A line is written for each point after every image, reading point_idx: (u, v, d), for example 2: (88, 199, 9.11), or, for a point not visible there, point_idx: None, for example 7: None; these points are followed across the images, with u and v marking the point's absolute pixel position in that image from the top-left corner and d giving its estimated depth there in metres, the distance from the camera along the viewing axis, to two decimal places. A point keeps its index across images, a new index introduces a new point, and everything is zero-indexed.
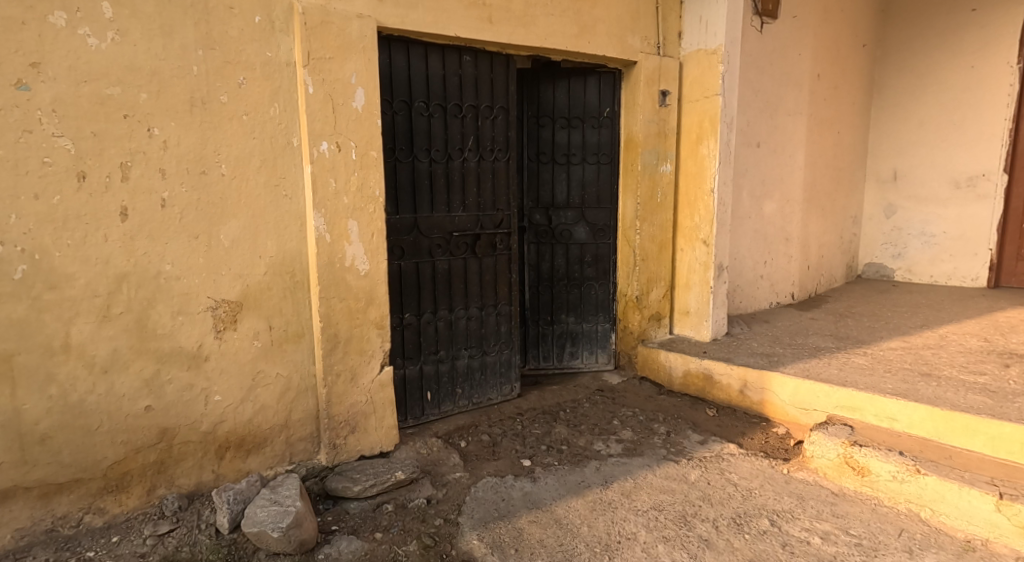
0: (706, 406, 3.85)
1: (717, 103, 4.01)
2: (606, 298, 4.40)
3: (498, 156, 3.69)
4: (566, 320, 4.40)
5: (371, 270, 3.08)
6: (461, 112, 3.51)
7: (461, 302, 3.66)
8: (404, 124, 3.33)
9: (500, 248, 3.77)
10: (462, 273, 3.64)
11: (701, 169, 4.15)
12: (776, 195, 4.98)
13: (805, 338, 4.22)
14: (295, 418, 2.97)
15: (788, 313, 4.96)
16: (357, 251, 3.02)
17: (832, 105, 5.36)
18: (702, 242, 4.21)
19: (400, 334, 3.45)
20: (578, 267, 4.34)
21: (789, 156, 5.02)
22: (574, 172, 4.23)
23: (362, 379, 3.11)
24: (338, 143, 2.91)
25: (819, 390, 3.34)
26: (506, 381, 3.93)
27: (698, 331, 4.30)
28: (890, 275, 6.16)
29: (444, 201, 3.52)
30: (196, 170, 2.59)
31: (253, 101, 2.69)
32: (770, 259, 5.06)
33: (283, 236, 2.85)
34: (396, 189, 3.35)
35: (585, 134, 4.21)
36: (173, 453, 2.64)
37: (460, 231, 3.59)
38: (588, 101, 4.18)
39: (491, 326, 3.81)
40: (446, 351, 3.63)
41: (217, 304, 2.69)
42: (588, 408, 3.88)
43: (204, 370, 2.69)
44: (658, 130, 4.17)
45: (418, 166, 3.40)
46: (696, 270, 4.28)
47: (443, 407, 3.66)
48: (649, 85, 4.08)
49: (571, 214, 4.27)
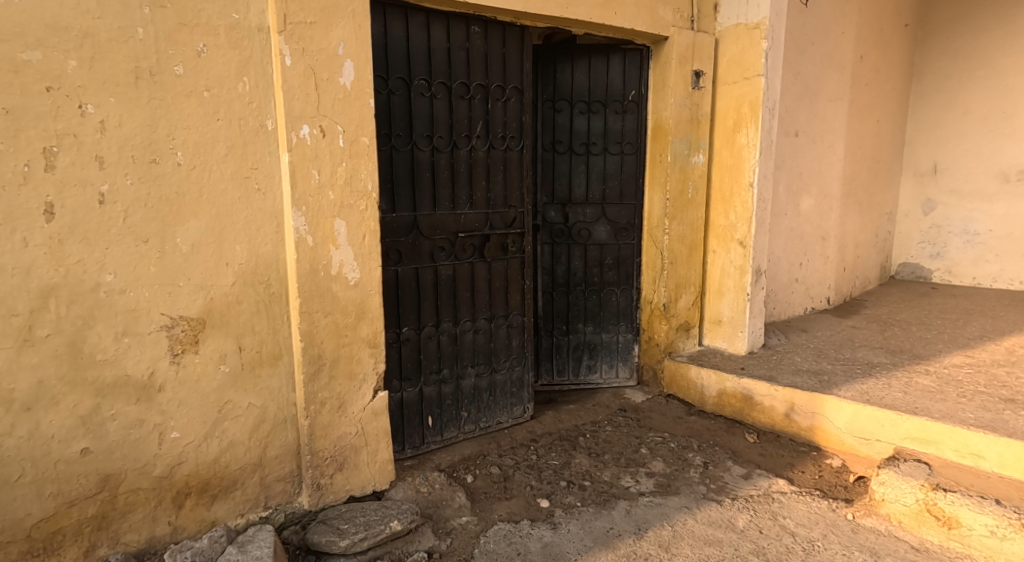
0: (744, 430, 3.38)
1: (759, 85, 3.51)
2: (627, 305, 3.93)
3: (510, 144, 3.21)
4: (584, 330, 3.94)
5: (362, 279, 2.61)
6: (468, 92, 3.02)
7: (468, 313, 3.18)
8: (403, 106, 2.83)
9: (513, 251, 3.30)
10: (469, 279, 3.16)
11: (739, 160, 3.66)
12: (814, 190, 4.50)
13: (853, 350, 3.75)
14: (270, 455, 2.50)
15: (826, 320, 4.49)
16: (345, 255, 2.54)
17: (874, 91, 4.87)
18: (737, 243, 3.74)
19: (397, 351, 2.96)
20: (598, 270, 3.87)
21: (829, 147, 4.53)
22: (594, 164, 3.76)
23: (351, 408, 2.64)
24: (322, 127, 2.42)
25: (884, 419, 2.86)
26: (519, 402, 3.46)
27: (731, 343, 3.83)
28: (927, 277, 5.69)
29: (448, 197, 3.03)
30: (145, 158, 2.10)
31: (216, 74, 2.20)
32: (805, 260, 4.58)
33: (255, 239, 2.37)
34: (393, 182, 2.85)
35: (608, 121, 3.74)
36: (119, 504, 2.17)
37: (467, 232, 3.11)
38: (611, 83, 3.70)
39: (502, 339, 3.33)
40: (450, 370, 3.15)
41: (173, 322, 2.22)
42: (610, 433, 3.41)
43: (158, 403, 2.21)
44: (690, 117, 3.68)
45: (418, 156, 2.91)
46: (731, 274, 3.80)
47: (447, 434, 3.18)
48: (681, 65, 3.59)
49: (590, 211, 3.80)
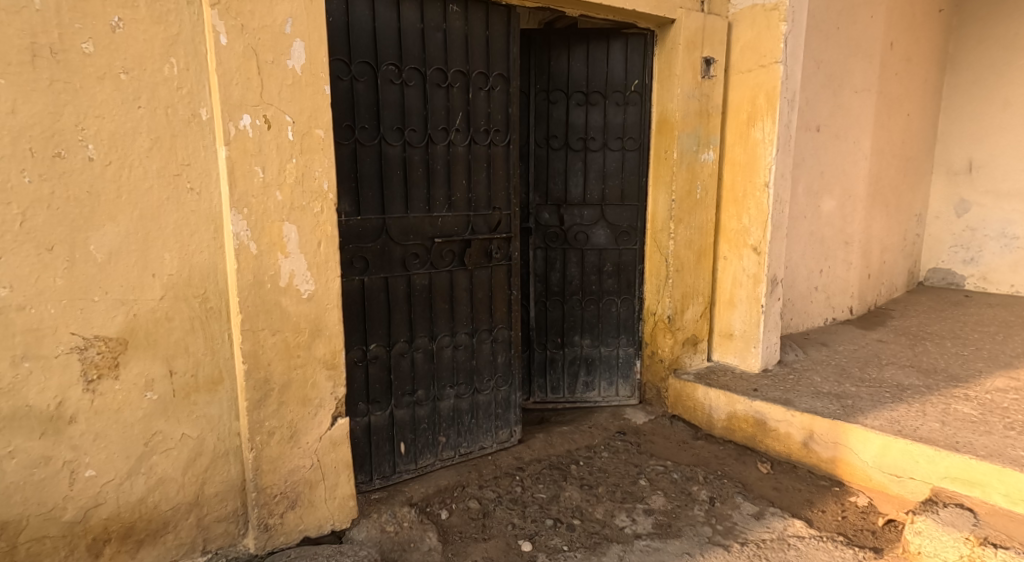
0: (757, 459, 3.01)
1: (777, 73, 3.14)
2: (629, 317, 3.58)
3: (495, 139, 2.87)
4: (581, 343, 3.60)
5: (317, 292, 2.29)
6: (446, 80, 2.69)
7: (447, 327, 2.85)
8: (370, 95, 2.50)
9: (498, 257, 2.95)
10: (447, 289, 2.83)
11: (753, 158, 3.29)
12: (836, 190, 4.11)
13: (881, 369, 3.36)
14: (209, 493, 2.18)
15: (849, 332, 4.10)
16: (296, 265, 2.22)
17: (903, 82, 4.46)
18: (751, 249, 3.37)
19: (363, 371, 2.64)
20: (596, 278, 3.54)
21: (853, 142, 4.13)
22: (592, 161, 3.42)
23: (304, 438, 2.32)
24: (266, 117, 2.10)
25: (919, 454, 2.49)
26: (505, 425, 3.12)
27: (743, 360, 3.47)
28: (959, 283, 5.28)
29: (423, 198, 2.70)
30: (46, 152, 1.79)
31: (136, 54, 1.89)
32: (826, 267, 4.20)
33: (187, 247, 2.05)
34: (357, 180, 2.52)
35: (607, 113, 3.39)
36: (20, 555, 1.88)
37: (445, 237, 2.78)
38: (611, 71, 3.35)
39: (486, 356, 3.00)
40: (425, 391, 2.83)
41: (87, 343, 1.91)
42: (606, 460, 3.06)
43: (67, 437, 1.90)
44: (700, 109, 3.30)
45: (387, 152, 2.58)
46: (743, 284, 3.43)
47: (422, 461, 2.86)
48: (689, 51, 3.22)
49: (588, 213, 3.46)
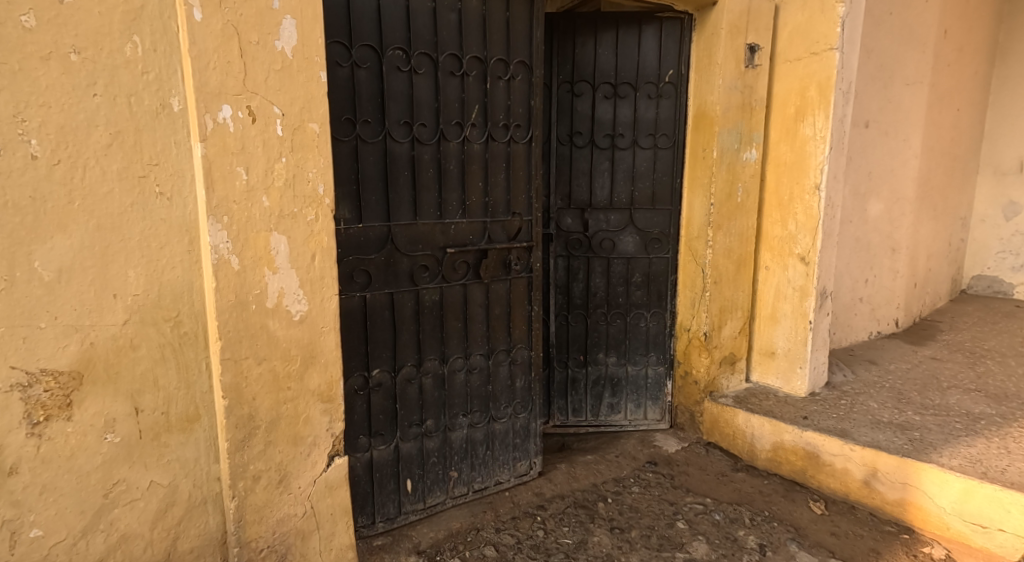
0: (809, 498, 2.67)
1: (833, 62, 2.79)
2: (659, 332, 3.24)
3: (516, 135, 2.54)
4: (605, 360, 3.28)
5: (311, 315, 1.96)
6: (461, 68, 2.36)
7: (460, 348, 2.53)
8: (373, 84, 2.17)
9: (518, 269, 2.62)
10: (460, 306, 2.50)
11: (802, 157, 2.94)
12: (884, 192, 3.75)
13: (943, 393, 3.01)
14: (183, 550, 1.86)
15: (898, 348, 3.75)
16: (286, 282, 1.90)
17: (955, 75, 4.09)
18: (798, 259, 3.03)
19: (365, 401, 2.31)
20: (623, 289, 3.21)
21: (903, 140, 3.77)
22: (621, 160, 3.09)
23: (295, 482, 2.00)
24: (250, 109, 1.77)
25: (1011, 504, 2.15)
26: (524, 456, 2.79)
27: (787, 381, 3.12)
28: (1007, 292, 4.91)
29: (434, 202, 2.38)
30: None
31: (90, 30, 1.57)
32: (871, 276, 3.84)
33: (156, 262, 1.73)
34: (359, 182, 2.19)
35: (638, 107, 3.05)
36: None
37: (459, 246, 2.45)
38: (643, 61, 3.01)
39: (503, 379, 2.67)
40: (435, 421, 2.50)
41: (31, 380, 1.58)
42: (638, 496, 2.73)
43: (8, 493, 1.58)
44: (742, 102, 2.96)
45: (393, 150, 2.25)
46: (788, 297, 3.08)
47: (430, 500, 2.53)
48: (732, 37, 2.88)
49: (615, 218, 3.13)
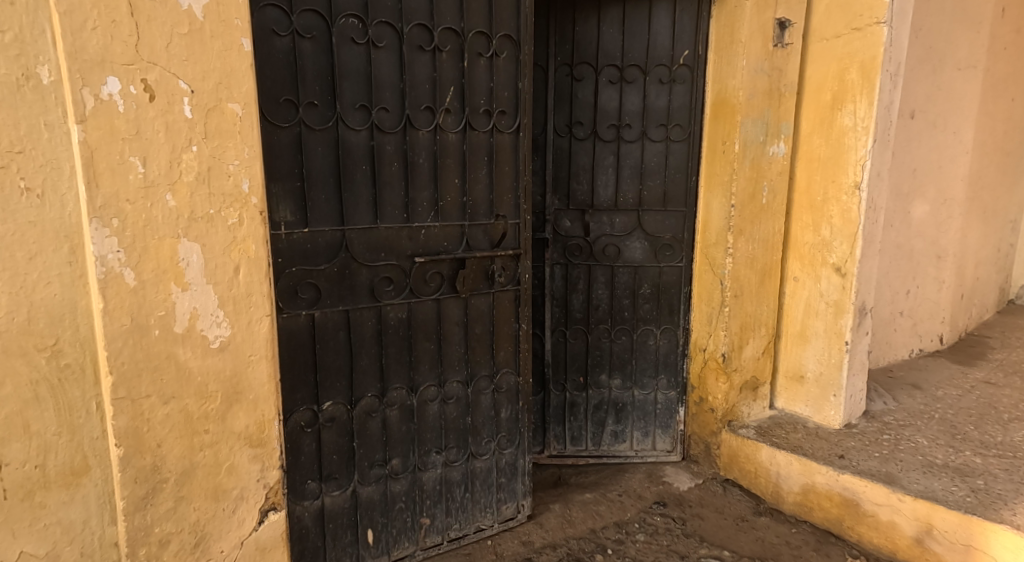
0: (847, 554, 2.25)
1: (879, 38, 2.36)
2: (670, 351, 2.84)
3: (501, 122, 2.14)
4: (608, 383, 2.88)
5: (234, 341, 1.59)
6: (432, 41, 1.97)
7: (433, 374, 2.14)
8: (321, 58, 1.79)
9: (503, 281, 2.22)
10: (433, 325, 2.12)
11: (839, 151, 2.52)
12: (929, 192, 3.31)
13: (1006, 428, 2.56)
14: None
15: (944, 369, 3.30)
16: (199, 301, 1.53)
17: (1011, 60, 3.62)
18: (832, 269, 2.60)
19: (314, 440, 1.94)
20: (629, 302, 2.81)
21: (952, 133, 3.33)
22: (627, 155, 2.69)
23: (215, 545, 1.63)
24: (147, 83, 1.40)
25: None
26: (510, 498, 2.39)
27: (818, 410, 2.70)
28: None
29: (400, 202, 1.99)
30: None
31: None
32: (913, 287, 3.40)
33: (22, 275, 1.37)
34: (303, 178, 1.82)
35: (649, 93, 2.65)
36: None
37: (431, 255, 2.06)
38: (655, 39, 2.60)
39: (485, 409, 2.28)
40: (402, 461, 2.13)
41: None
42: (643, 547, 2.33)
43: None
44: (770, 87, 2.54)
45: (347, 139, 1.87)
46: (820, 314, 2.66)
47: (396, 552, 2.16)
48: (758, 11, 2.46)
49: (620, 220, 2.74)
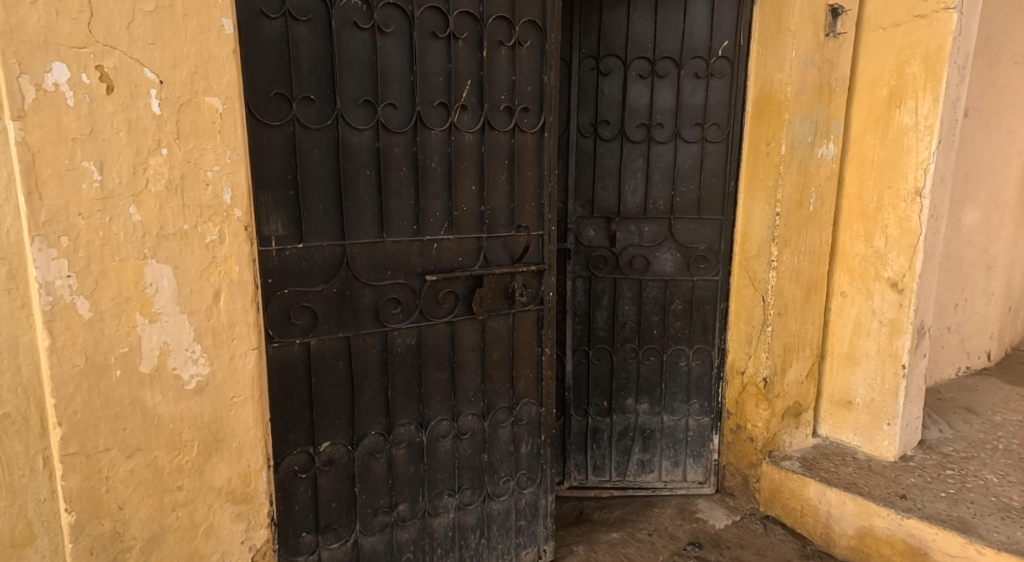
0: None
1: (947, 26, 2.09)
2: (703, 374, 2.58)
3: (523, 121, 1.88)
4: (635, 408, 2.62)
5: (212, 380, 1.33)
6: (447, 27, 1.71)
7: (444, 407, 1.88)
8: (318, 45, 1.54)
9: (525, 300, 1.96)
10: (446, 351, 1.86)
11: (897, 153, 2.25)
12: (980, 197, 3.05)
13: None
14: None
15: (996, 390, 3.03)
16: (171, 334, 1.27)
17: None
18: (887, 285, 2.34)
19: (309, 487, 1.68)
20: (659, 319, 2.55)
21: (1006, 133, 3.06)
22: (658, 157, 2.43)
23: None
24: (103, 70, 1.14)
25: None
26: (530, 542, 2.13)
27: (869, 440, 2.44)
28: None
29: (409, 212, 1.73)
30: None
31: None
32: (962, 300, 3.13)
33: None
34: (297, 185, 1.56)
35: (683, 89, 2.39)
36: None
37: (444, 272, 1.80)
38: (690, 29, 2.34)
39: (503, 445, 2.02)
40: (410, 506, 1.87)
41: None
42: None
43: None
44: (819, 82, 2.28)
45: (349, 140, 1.61)
46: (872, 334, 2.40)
47: None
48: None
49: (649, 229, 2.48)
